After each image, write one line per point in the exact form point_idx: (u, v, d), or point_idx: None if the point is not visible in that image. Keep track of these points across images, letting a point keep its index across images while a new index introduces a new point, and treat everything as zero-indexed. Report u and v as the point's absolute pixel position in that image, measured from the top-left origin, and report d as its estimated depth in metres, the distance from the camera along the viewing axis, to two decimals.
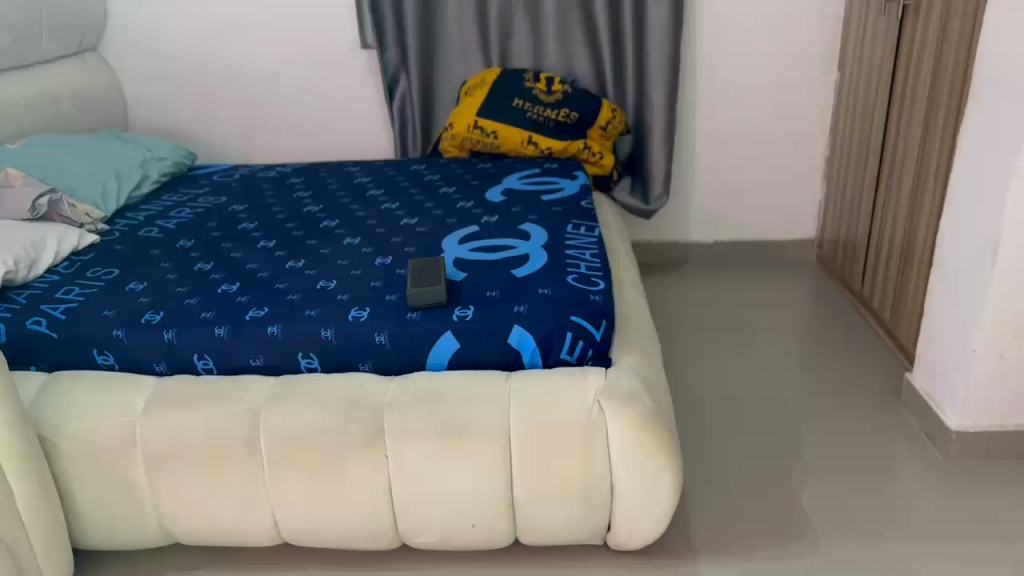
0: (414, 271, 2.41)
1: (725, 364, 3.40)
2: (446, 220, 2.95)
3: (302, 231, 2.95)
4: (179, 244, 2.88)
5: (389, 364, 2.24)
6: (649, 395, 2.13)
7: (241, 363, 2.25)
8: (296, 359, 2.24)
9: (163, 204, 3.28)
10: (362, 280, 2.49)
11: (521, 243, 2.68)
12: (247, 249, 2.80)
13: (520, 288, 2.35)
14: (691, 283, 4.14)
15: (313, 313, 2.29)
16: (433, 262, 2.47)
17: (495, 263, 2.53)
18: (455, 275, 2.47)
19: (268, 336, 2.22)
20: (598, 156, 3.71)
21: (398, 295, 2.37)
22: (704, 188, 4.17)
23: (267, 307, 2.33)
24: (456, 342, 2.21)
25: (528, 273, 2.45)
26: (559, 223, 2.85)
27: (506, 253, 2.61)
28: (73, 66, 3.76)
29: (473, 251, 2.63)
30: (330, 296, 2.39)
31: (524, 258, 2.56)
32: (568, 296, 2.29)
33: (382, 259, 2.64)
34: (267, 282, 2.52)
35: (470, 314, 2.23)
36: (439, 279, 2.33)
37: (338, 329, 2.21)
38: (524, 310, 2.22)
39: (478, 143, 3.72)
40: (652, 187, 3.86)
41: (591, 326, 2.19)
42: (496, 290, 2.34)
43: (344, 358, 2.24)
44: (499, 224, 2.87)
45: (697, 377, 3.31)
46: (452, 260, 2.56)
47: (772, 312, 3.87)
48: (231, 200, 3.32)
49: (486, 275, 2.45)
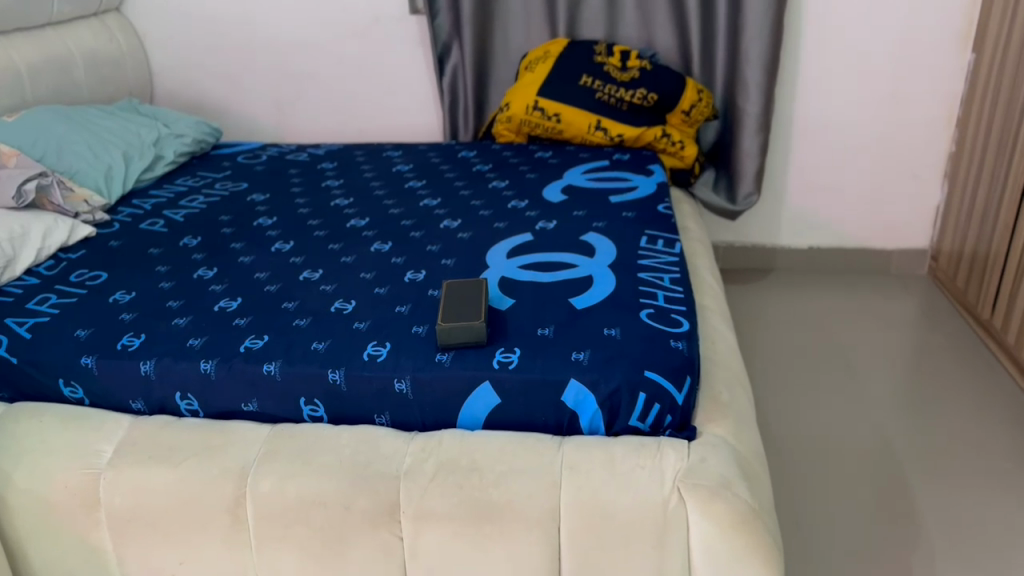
0: (449, 295, 1.93)
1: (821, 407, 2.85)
2: (495, 224, 2.46)
3: (324, 231, 2.50)
4: (183, 243, 2.47)
5: (411, 418, 1.78)
6: (746, 481, 1.62)
7: (231, 407, 1.83)
8: (296, 405, 1.80)
9: (175, 191, 2.88)
10: (384, 302, 2.02)
11: (582, 259, 2.17)
12: (259, 252, 2.37)
13: (579, 325, 1.85)
14: (779, 297, 3.58)
15: (320, 347, 1.84)
16: (472, 283, 1.98)
17: (550, 288, 2.04)
18: (500, 301, 1.99)
19: (263, 375, 1.78)
20: (678, 145, 3.15)
21: (427, 326, 1.90)
22: (800, 185, 3.59)
23: (267, 336, 1.89)
24: (496, 396, 1.73)
25: (590, 303, 1.95)
26: (632, 233, 2.33)
27: (564, 273, 2.10)
28: (90, 27, 3.38)
29: (523, 269, 2.14)
30: (343, 324, 1.93)
31: (586, 281, 2.06)
32: (642, 340, 1.78)
33: (414, 273, 2.17)
34: (272, 299, 2.08)
35: (514, 359, 1.74)
36: (478, 308, 1.85)
37: (349, 372, 1.76)
38: (584, 358, 1.73)
39: (538, 127, 3.20)
40: (740, 184, 3.29)
41: (670, 384, 1.68)
42: (550, 326, 1.85)
43: (356, 407, 1.78)
44: (557, 232, 2.37)
45: (786, 422, 2.78)
46: (498, 281, 2.08)
47: (876, 339, 3.29)
48: (251, 189, 2.89)
49: (538, 303, 1.96)
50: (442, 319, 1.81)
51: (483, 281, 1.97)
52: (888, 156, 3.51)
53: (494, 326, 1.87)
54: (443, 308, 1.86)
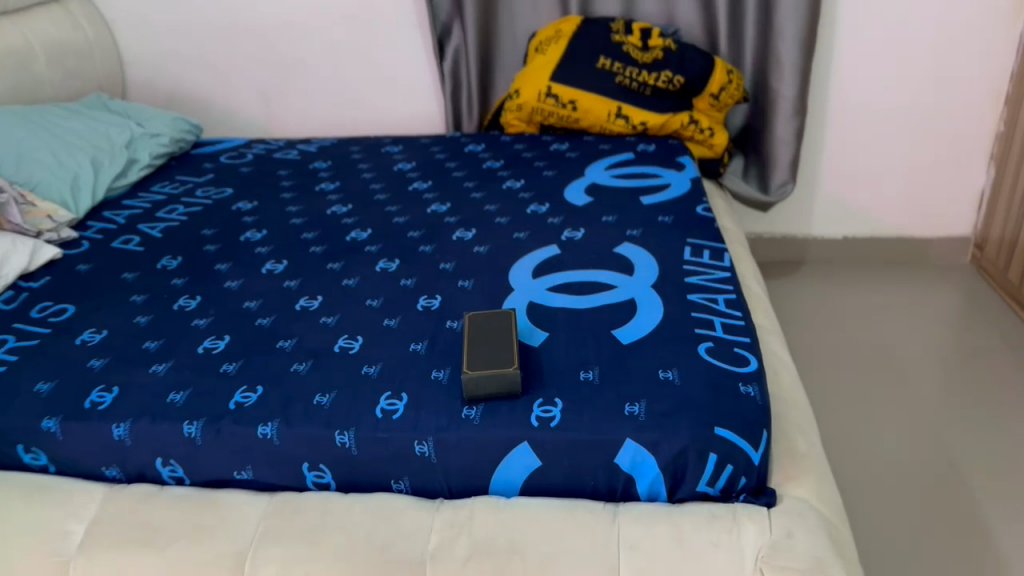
0: (472, 334, 1.64)
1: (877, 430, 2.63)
2: (514, 234, 2.17)
3: (321, 247, 2.20)
4: (161, 264, 2.18)
5: (434, 483, 1.50)
6: (839, 558, 1.37)
7: (222, 476, 1.55)
8: (298, 471, 1.52)
9: (151, 200, 2.58)
10: (395, 339, 1.74)
11: (621, 278, 1.89)
12: (248, 275, 2.08)
13: (628, 365, 1.57)
14: (813, 292, 3.31)
15: (324, 401, 1.56)
16: (498, 314, 1.70)
17: (588, 316, 1.76)
18: (530, 335, 1.70)
19: (258, 439, 1.50)
20: (707, 133, 2.86)
21: (448, 369, 1.62)
22: (834, 171, 3.30)
23: (262, 387, 1.61)
24: (537, 459, 1.45)
25: (638, 335, 1.67)
26: (673, 243, 2.04)
27: (603, 297, 1.82)
28: (51, 14, 3.03)
29: (553, 291, 1.85)
30: (350, 368, 1.65)
31: (628, 306, 1.78)
32: (705, 385, 1.51)
33: (427, 300, 1.88)
34: (265, 336, 1.80)
35: (555, 414, 1.47)
36: (508, 350, 1.57)
37: (360, 434, 1.48)
38: (639, 411, 1.45)
39: (552, 115, 2.90)
40: (774, 173, 3.00)
41: (743, 441, 1.42)
42: (593, 367, 1.58)
43: (370, 472, 1.51)
44: (587, 243, 2.08)
45: (841, 451, 2.56)
46: (526, 308, 1.80)
47: (924, 338, 3.02)
48: (237, 196, 2.59)
49: (577, 337, 1.68)
50: (466, 366, 1.53)
51: (512, 313, 1.69)
52: (931, 136, 3.21)
53: (529, 370, 1.59)
54: (467, 350, 1.58)
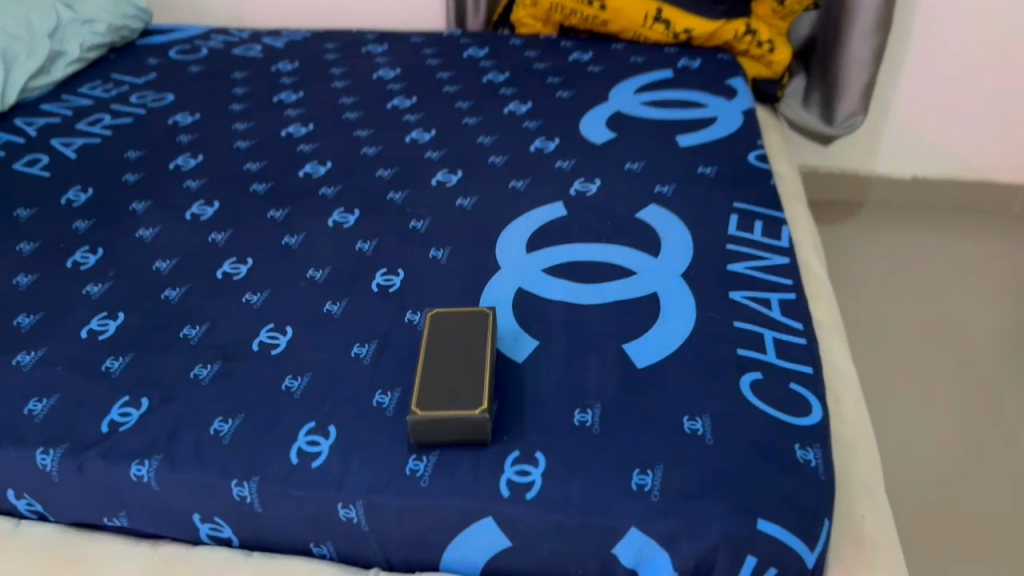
0: (433, 343, 1.21)
1: (943, 407, 2.17)
2: (510, 182, 1.70)
3: (266, 185, 1.75)
4: (67, 198, 1.74)
5: (366, 552, 1.10)
6: None
7: (88, 519, 1.16)
8: (186, 521, 1.13)
9: (74, 105, 2.11)
10: (333, 335, 1.31)
11: (642, 262, 1.43)
12: (168, 221, 1.64)
13: (640, 404, 1.14)
14: (870, 239, 2.80)
15: (225, 431, 1.15)
16: (471, 314, 1.26)
17: (594, 316, 1.31)
18: (514, 342, 1.26)
19: (130, 481, 1.11)
20: (766, 47, 2.29)
21: (398, 392, 1.20)
22: (910, 97, 2.73)
23: (148, 400, 1.20)
24: (506, 537, 1.05)
25: (658, 354, 1.23)
26: (712, 210, 1.56)
27: (615, 288, 1.37)
28: None
29: (550, 276, 1.41)
30: (268, 379, 1.23)
31: (648, 305, 1.33)
32: (745, 447, 1.08)
33: (386, 276, 1.44)
34: (170, 316, 1.38)
35: (533, 479, 1.05)
36: (477, 377, 1.14)
37: (265, 487, 1.08)
38: (651, 482, 1.03)
39: (574, 16, 2.34)
40: (841, 102, 2.46)
41: (795, 539, 1.00)
42: (594, 403, 1.15)
43: (279, 532, 1.11)
44: (600, 202, 1.61)
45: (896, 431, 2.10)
46: (512, 300, 1.36)
47: (1003, 302, 2.53)
48: (179, 105, 2.11)
49: (575, 350, 1.24)
50: (417, 399, 1.11)
51: (490, 313, 1.25)
52: None
53: (505, 401, 1.16)
54: (422, 372, 1.15)
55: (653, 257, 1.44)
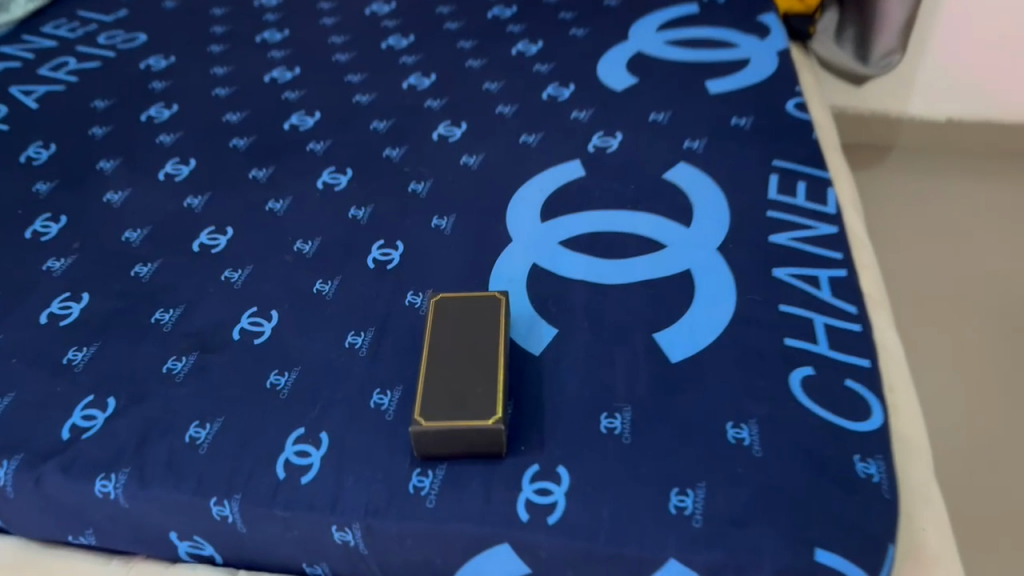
0: (437, 335, 1.05)
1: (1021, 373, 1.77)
2: (520, 136, 1.52)
3: (248, 140, 1.57)
4: (28, 155, 1.56)
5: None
6: None
7: (52, 535, 1.03)
8: (161, 539, 1.00)
9: (37, 46, 1.91)
10: (324, 320, 1.16)
11: (672, 232, 1.26)
12: (139, 183, 1.47)
13: (676, 407, 1.00)
14: (905, 185, 2.47)
15: (203, 438, 1.01)
16: (480, 300, 1.09)
17: (620, 299, 1.15)
18: (530, 330, 1.11)
19: (94, 498, 0.97)
20: None
21: (399, 391, 1.05)
22: (948, 29, 2.39)
23: (115, 400, 1.06)
24: (524, 565, 0.91)
25: (694, 345, 1.08)
26: (749, 171, 1.39)
27: (643, 265, 1.20)
28: None
29: (568, 250, 1.24)
30: (251, 374, 1.08)
31: (681, 285, 1.17)
32: (798, 460, 0.94)
33: (383, 249, 1.28)
34: (141, 297, 1.22)
35: (556, 500, 0.91)
36: (488, 378, 0.99)
37: (248, 506, 0.94)
38: (692, 504, 0.90)
39: None
40: (879, 39, 2.24)
41: (858, 570, 0.87)
42: (624, 406, 1.00)
43: (267, 553, 0.98)
44: (623, 160, 1.43)
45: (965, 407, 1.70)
46: (526, 278, 1.20)
47: None
48: (152, 46, 1.91)
49: (600, 340, 1.09)
50: (420, 406, 0.96)
51: (502, 299, 1.09)
52: None
53: (521, 403, 1.02)
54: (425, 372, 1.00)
55: (686, 227, 1.27)
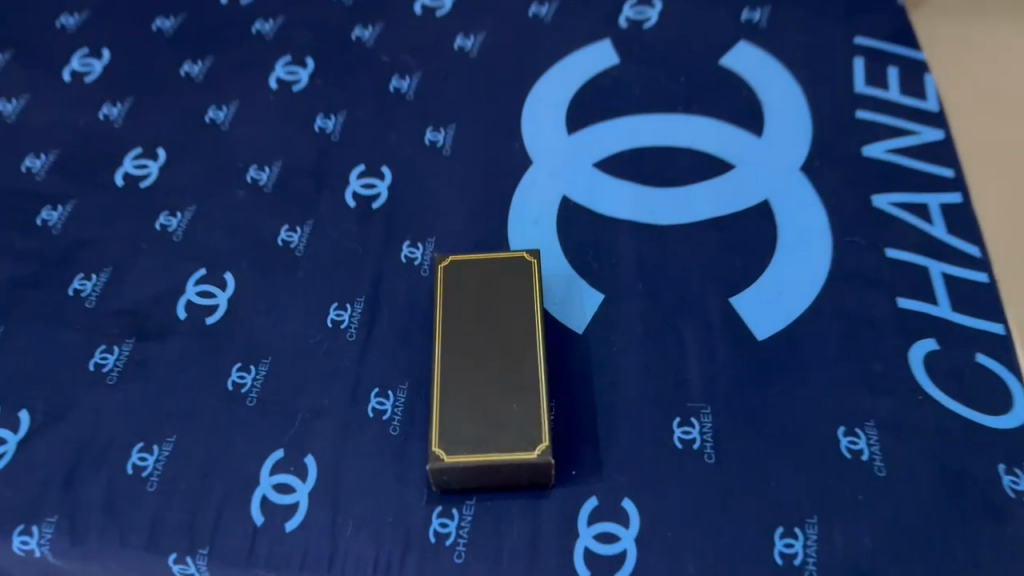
0: (451, 317, 0.79)
1: None
2: (529, 7, 1.17)
3: (175, 20, 1.20)
4: None
5: None
6: None
7: None
8: None
9: None
10: (296, 288, 0.89)
11: (739, 146, 0.98)
12: (37, 87, 1.13)
13: (767, 408, 0.77)
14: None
15: (151, 467, 0.77)
16: (503, 262, 0.82)
17: (681, 250, 0.89)
18: (570, 297, 0.85)
19: (14, 556, 0.74)
20: None
21: (406, 390, 0.80)
22: None
23: (30, 415, 0.81)
24: None
25: (785, 314, 0.83)
26: (828, 53, 1.08)
27: (706, 197, 0.93)
28: None
29: (607, 176, 0.96)
30: (207, 371, 0.83)
31: (759, 225, 0.90)
32: (930, 482, 0.73)
33: (365, 179, 0.98)
34: (55, 258, 0.94)
35: (624, 548, 0.70)
36: (525, 382, 0.74)
37: (218, 567, 0.72)
38: (802, 551, 0.69)
39: None
40: None
41: None
42: (702, 410, 0.77)
43: None
44: (665, 39, 1.11)
45: None
46: (556, 221, 0.93)
47: None
48: None
49: (661, 312, 0.84)
50: (438, 430, 0.72)
51: (533, 261, 0.82)
52: None
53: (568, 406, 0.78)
54: (439, 376, 0.74)
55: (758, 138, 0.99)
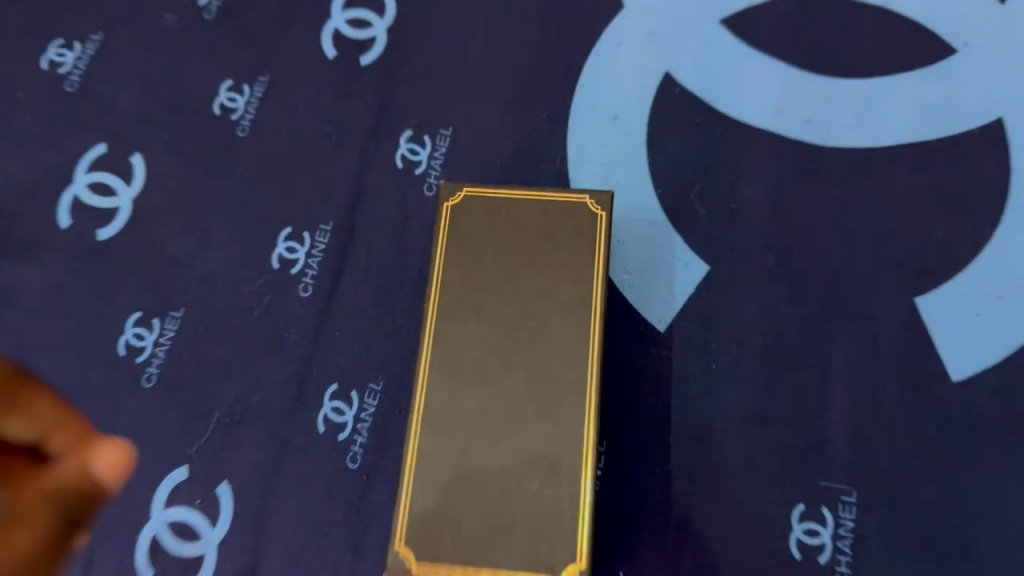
0: (449, 302, 0.48)
1: None
2: None
3: None
4: None
5: None
6: None
7: None
8: None
9: None
10: (231, 198, 0.58)
11: (975, 10, 0.57)
12: None
13: (943, 503, 0.48)
14: None
15: None
16: (545, 210, 0.49)
17: (842, 201, 0.54)
18: (652, 268, 0.54)
19: None
20: None
21: (378, 393, 0.52)
22: None
23: None
24: None
25: (995, 342, 0.51)
26: None
27: (897, 108, 0.56)
28: None
29: (737, 47, 0.58)
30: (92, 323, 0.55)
31: (979, 171, 0.55)
32: None
33: (354, 12, 0.62)
34: None
35: None
36: (558, 442, 0.45)
37: None
38: None
39: None
40: None
41: None
42: (838, 497, 0.49)
43: None
44: None
45: None
46: (641, 123, 0.57)
47: None
48: None
49: (793, 312, 0.52)
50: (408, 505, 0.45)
51: (597, 215, 0.49)
52: None
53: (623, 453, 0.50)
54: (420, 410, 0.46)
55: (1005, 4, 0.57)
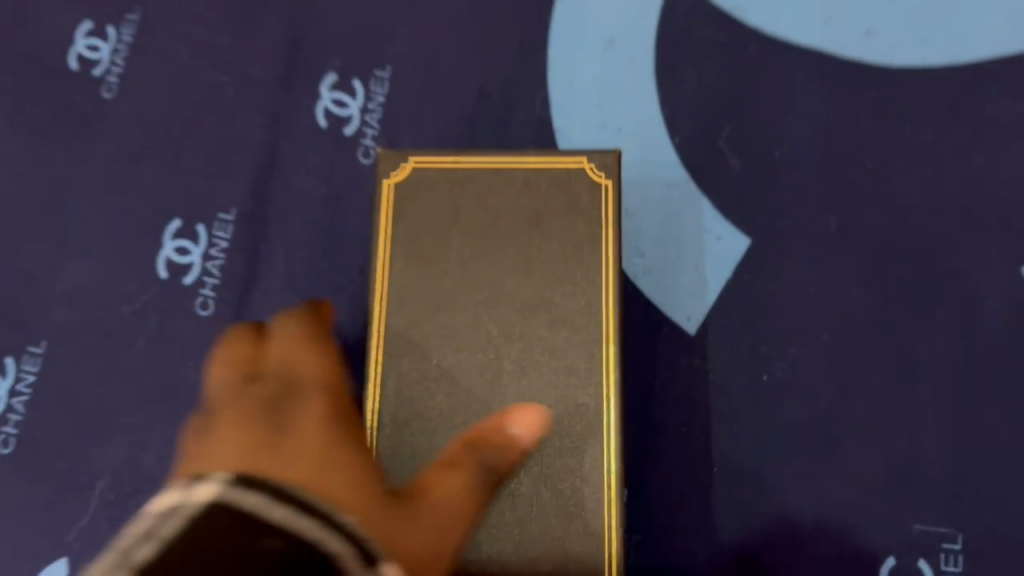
0: (402, 323, 0.34)
1: None
2: None
3: None
4: None
5: None
6: None
7: None
8: None
9: None
10: (98, 188, 0.43)
11: None
12: None
13: None
14: None
15: None
16: (527, 184, 0.35)
17: (921, 141, 0.40)
18: (670, 247, 0.40)
19: None
20: None
21: None
22: None
23: None
24: None
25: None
26: None
27: (981, 10, 0.42)
28: None
29: None
30: None
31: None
32: None
33: None
34: None
35: None
36: (568, 514, 0.32)
37: None
38: None
39: None
40: None
41: None
42: (939, 545, 0.36)
43: None
44: None
45: None
46: (641, 49, 0.43)
47: None
48: None
49: (864, 297, 0.39)
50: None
51: (600, 186, 0.35)
52: None
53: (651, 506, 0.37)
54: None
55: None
